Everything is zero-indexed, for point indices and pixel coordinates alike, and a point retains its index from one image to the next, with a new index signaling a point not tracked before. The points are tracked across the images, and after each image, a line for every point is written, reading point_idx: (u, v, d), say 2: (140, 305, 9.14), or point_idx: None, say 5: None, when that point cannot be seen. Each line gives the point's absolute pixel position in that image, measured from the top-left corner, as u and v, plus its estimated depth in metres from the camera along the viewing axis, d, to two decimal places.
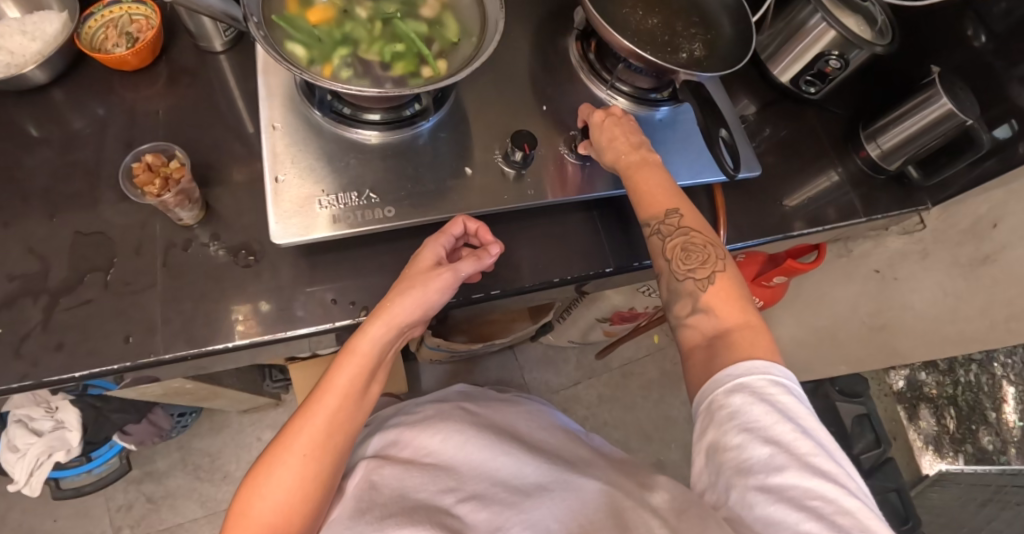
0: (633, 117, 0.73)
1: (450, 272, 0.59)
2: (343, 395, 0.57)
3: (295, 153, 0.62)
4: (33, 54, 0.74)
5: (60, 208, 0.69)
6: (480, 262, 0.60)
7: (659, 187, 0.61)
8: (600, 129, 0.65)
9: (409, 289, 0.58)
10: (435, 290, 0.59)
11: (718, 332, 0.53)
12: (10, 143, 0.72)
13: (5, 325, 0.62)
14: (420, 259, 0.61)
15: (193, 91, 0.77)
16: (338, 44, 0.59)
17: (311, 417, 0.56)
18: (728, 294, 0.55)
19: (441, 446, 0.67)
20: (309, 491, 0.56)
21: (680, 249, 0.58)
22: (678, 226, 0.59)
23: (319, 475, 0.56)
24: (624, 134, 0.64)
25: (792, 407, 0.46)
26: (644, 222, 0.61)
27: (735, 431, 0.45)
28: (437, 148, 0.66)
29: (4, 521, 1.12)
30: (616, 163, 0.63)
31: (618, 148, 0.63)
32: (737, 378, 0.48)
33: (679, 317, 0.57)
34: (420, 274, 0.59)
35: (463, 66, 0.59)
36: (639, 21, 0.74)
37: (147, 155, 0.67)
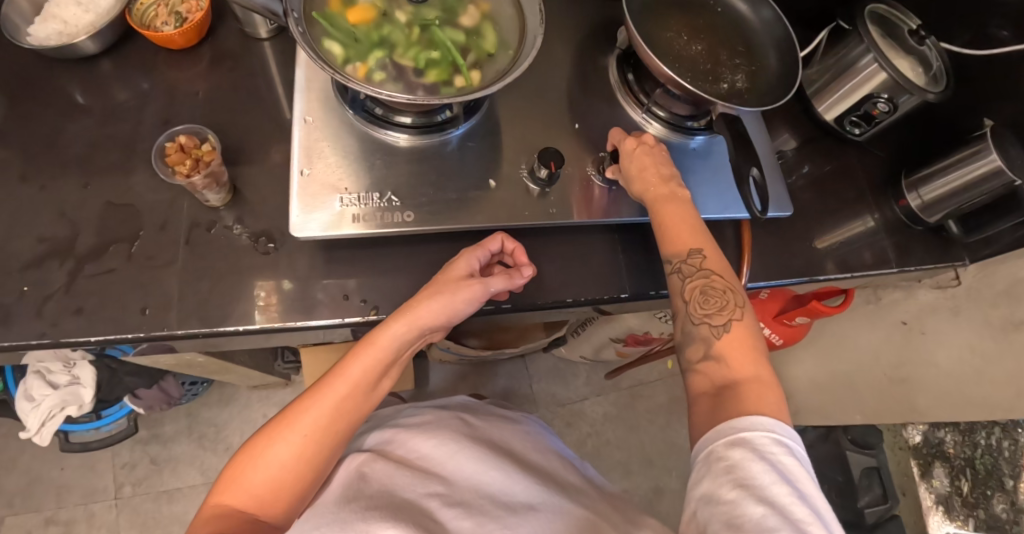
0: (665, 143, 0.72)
1: (479, 286, 0.60)
2: (353, 385, 0.58)
3: (324, 148, 0.63)
4: (85, 24, 0.77)
5: (95, 178, 0.72)
6: (511, 281, 0.61)
7: (687, 223, 0.60)
8: (632, 156, 0.64)
9: (436, 293, 0.59)
10: (462, 300, 0.60)
11: (727, 382, 0.52)
12: (58, 110, 0.76)
13: (37, 283, 0.67)
14: (452, 268, 0.62)
15: (235, 76, 0.78)
16: (374, 46, 0.59)
17: (319, 403, 0.57)
18: (743, 344, 0.54)
19: (435, 452, 0.66)
20: (300, 475, 0.56)
21: (700, 289, 0.57)
22: (700, 267, 0.58)
23: (314, 459, 0.56)
24: (657, 166, 0.63)
25: (792, 469, 0.45)
26: (668, 256, 0.59)
27: (735, 478, 0.44)
28: (465, 156, 0.66)
29: (15, 464, 1.16)
30: (645, 191, 0.62)
31: (648, 178, 0.62)
32: (743, 431, 0.47)
33: (691, 357, 0.55)
34: (447, 282, 0.60)
35: (496, 80, 0.58)
36: (682, 46, 0.72)
37: (181, 135, 0.67)
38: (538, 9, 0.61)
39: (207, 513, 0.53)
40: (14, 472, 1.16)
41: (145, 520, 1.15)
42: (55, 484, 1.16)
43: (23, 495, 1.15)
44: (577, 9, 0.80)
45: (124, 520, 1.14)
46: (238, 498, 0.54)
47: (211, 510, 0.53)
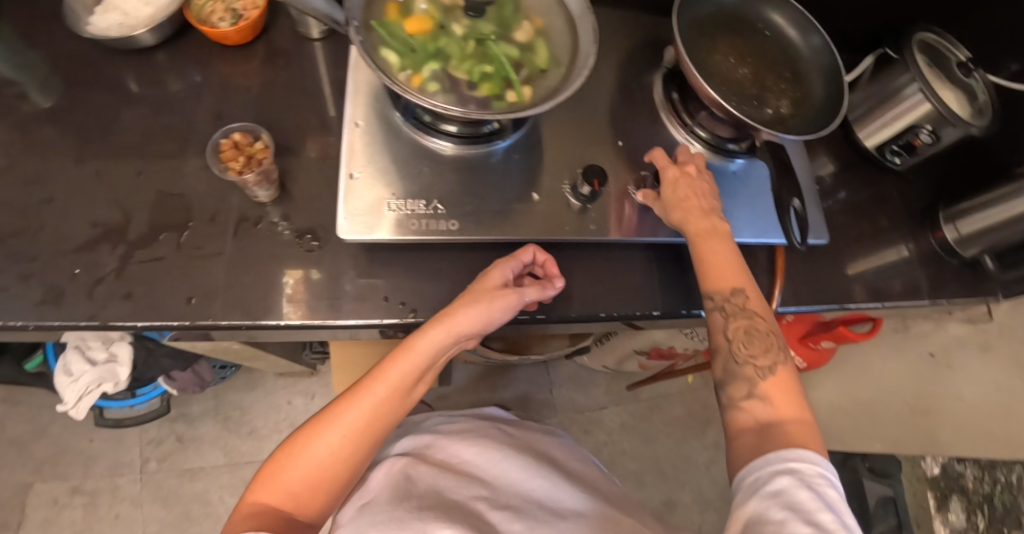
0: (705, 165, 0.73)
1: (515, 295, 0.62)
2: (392, 388, 0.59)
3: (376, 154, 0.65)
4: (144, 17, 0.79)
5: (148, 167, 0.75)
6: (544, 292, 0.63)
7: (726, 260, 0.61)
8: (677, 187, 0.64)
9: (474, 303, 0.61)
10: (498, 310, 0.61)
11: (772, 421, 0.52)
12: (116, 98, 0.79)
13: (88, 266, 0.70)
14: (487, 278, 0.63)
15: (286, 74, 0.80)
16: (430, 57, 0.60)
17: (358, 404, 0.58)
18: (786, 386, 0.54)
19: (478, 458, 0.68)
20: (336, 474, 0.57)
21: (744, 330, 0.57)
22: (742, 307, 0.58)
23: (349, 459, 0.58)
24: (698, 196, 0.64)
25: (836, 501, 0.46)
26: (709, 292, 0.60)
27: (783, 501, 0.45)
28: (509, 168, 0.68)
29: (46, 432, 1.19)
30: (687, 224, 0.62)
31: (689, 209, 0.63)
32: (791, 459, 0.48)
33: (733, 395, 0.56)
34: (484, 291, 0.62)
35: (546, 98, 0.60)
36: (730, 68, 0.74)
37: (236, 133, 0.70)
38: (591, 28, 0.62)
39: (243, 511, 0.54)
40: (44, 440, 1.19)
41: (168, 496, 1.17)
42: (83, 454, 1.18)
43: (52, 462, 1.17)
44: (624, 26, 0.81)
45: (148, 494, 1.17)
46: (274, 497, 0.55)
47: (247, 507, 0.54)
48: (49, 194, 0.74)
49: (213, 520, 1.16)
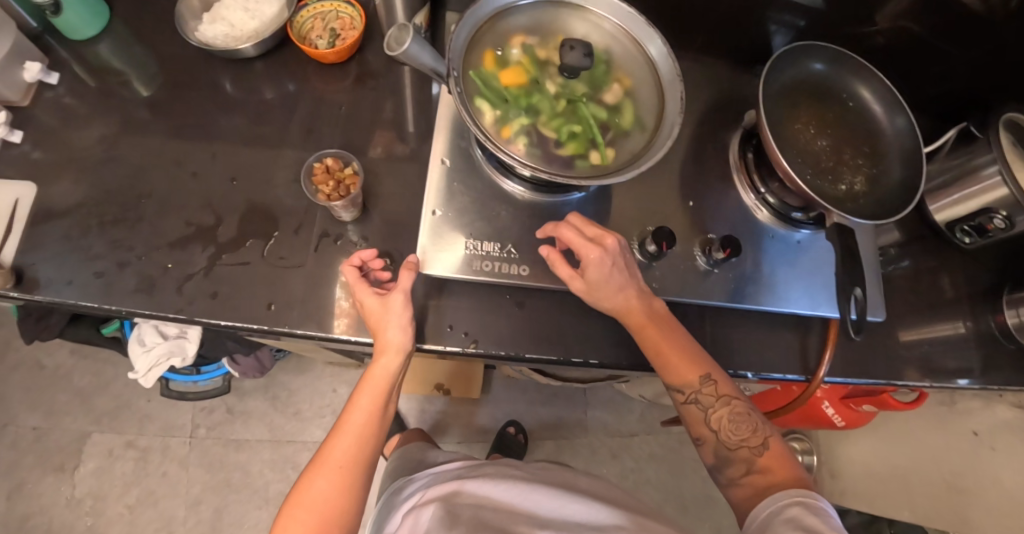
0: (768, 233, 0.79)
1: (398, 293, 0.65)
2: (369, 412, 0.65)
3: (461, 193, 0.71)
4: (249, 30, 0.83)
5: (241, 174, 0.80)
6: (412, 272, 0.65)
7: (680, 348, 0.67)
8: (603, 277, 0.65)
9: (381, 323, 0.65)
10: (396, 313, 0.65)
11: (770, 486, 0.62)
12: (216, 103, 0.84)
13: (179, 263, 0.75)
14: (366, 300, 0.66)
15: (375, 96, 0.84)
16: (521, 112, 0.64)
17: (339, 438, 0.64)
18: (780, 457, 0.64)
19: (508, 494, 0.75)
20: (344, 501, 0.62)
21: (726, 417, 0.66)
22: (712, 391, 0.66)
23: (352, 485, 0.63)
24: (626, 282, 0.66)
25: (839, 525, 0.57)
26: (680, 388, 0.67)
27: (796, 523, 0.56)
28: (578, 222, 0.73)
29: (108, 388, 1.25)
30: (628, 318, 0.67)
31: (620, 298, 0.67)
32: (798, 494, 0.59)
33: (732, 474, 0.65)
34: (374, 312, 0.65)
35: (629, 164, 0.63)
36: (808, 140, 0.76)
37: (326, 158, 0.76)
38: (679, 97, 0.64)
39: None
40: (106, 395, 1.24)
41: (213, 461, 1.22)
42: (140, 411, 1.24)
43: (111, 415, 1.23)
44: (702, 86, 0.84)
45: (195, 457, 1.22)
46: None
47: None
48: (148, 189, 0.80)
49: (253, 491, 1.21)
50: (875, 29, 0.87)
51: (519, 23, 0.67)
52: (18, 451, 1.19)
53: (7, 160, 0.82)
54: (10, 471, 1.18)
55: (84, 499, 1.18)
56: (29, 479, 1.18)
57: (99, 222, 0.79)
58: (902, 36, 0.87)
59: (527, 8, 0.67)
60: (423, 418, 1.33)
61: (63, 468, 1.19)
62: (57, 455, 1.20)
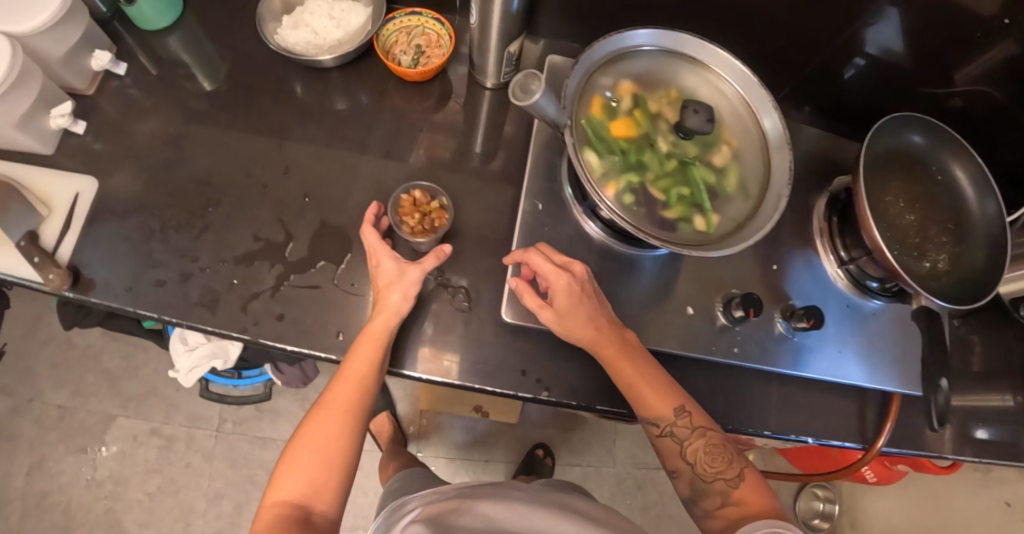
0: (845, 303, 0.79)
1: (416, 269, 0.67)
2: (369, 363, 0.65)
3: (551, 239, 0.70)
4: (332, 40, 0.79)
5: (313, 189, 0.76)
6: (439, 256, 0.68)
7: (644, 380, 0.65)
8: (573, 306, 0.64)
9: (393, 290, 0.66)
10: (410, 283, 0.67)
11: (740, 519, 0.60)
12: (291, 111, 0.81)
13: (245, 279, 0.72)
14: (382, 267, 0.68)
15: (456, 120, 0.82)
16: (630, 168, 0.62)
17: (342, 386, 0.64)
18: (755, 488, 0.62)
19: (506, 515, 0.62)
20: (341, 450, 0.62)
21: (702, 449, 0.64)
22: (688, 421, 0.64)
23: (349, 436, 0.63)
24: (594, 313, 0.65)
25: None
26: (653, 421, 0.65)
27: None
28: (661, 277, 0.74)
29: (136, 373, 1.22)
30: (600, 351, 0.65)
31: (591, 331, 0.65)
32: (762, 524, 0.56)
33: (707, 506, 0.63)
34: (388, 279, 0.67)
35: (734, 233, 0.62)
36: (896, 214, 0.76)
37: (414, 189, 0.74)
38: (786, 166, 0.63)
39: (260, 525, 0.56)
40: (134, 380, 1.22)
41: (238, 457, 1.20)
42: (168, 400, 1.21)
43: (137, 401, 1.21)
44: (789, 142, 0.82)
45: (220, 452, 1.19)
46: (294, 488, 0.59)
47: (271, 504, 0.58)
48: (214, 196, 0.76)
49: None
50: (952, 91, 0.85)
51: (635, 74, 0.65)
52: (42, 428, 1.18)
53: (69, 151, 0.80)
54: (32, 447, 1.17)
55: (104, 482, 1.17)
56: (50, 457, 1.17)
57: (162, 227, 0.75)
58: (981, 99, 0.84)
59: (640, 59, 0.66)
60: (452, 432, 1.31)
61: (85, 449, 1.18)
62: (81, 436, 1.18)
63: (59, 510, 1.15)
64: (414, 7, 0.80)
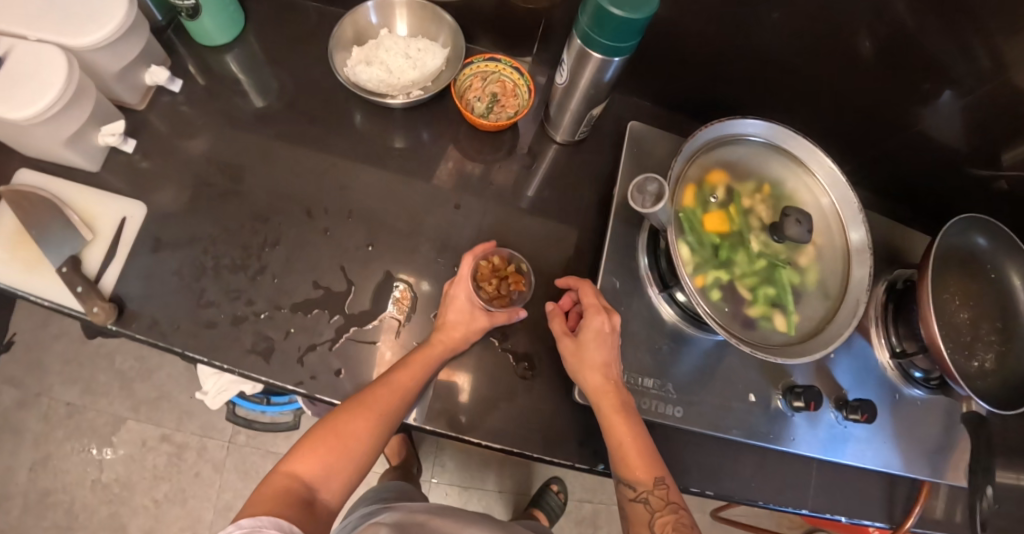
0: (890, 390, 0.78)
1: (485, 319, 0.69)
2: (417, 374, 0.65)
3: (625, 319, 0.69)
4: (405, 80, 0.76)
5: (377, 239, 0.74)
6: (512, 319, 0.70)
7: (635, 441, 0.62)
8: (597, 346, 0.65)
9: (456, 329, 0.68)
10: (476, 329, 0.69)
11: None
12: (355, 149, 0.79)
13: (302, 329, 0.70)
14: (454, 300, 0.69)
15: (525, 174, 0.80)
16: (719, 264, 0.62)
17: (386, 390, 0.63)
18: None
19: None
20: (362, 448, 0.61)
21: (671, 525, 0.59)
22: (663, 493, 0.61)
23: (373, 436, 0.62)
24: (609, 364, 0.65)
25: None
26: (630, 482, 0.61)
27: None
28: (723, 360, 0.72)
29: (151, 376, 1.20)
30: (601, 402, 0.63)
31: (598, 381, 0.64)
32: None
33: None
34: (455, 318, 0.68)
35: (815, 337, 0.63)
36: (952, 310, 0.76)
37: (494, 255, 0.74)
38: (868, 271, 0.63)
39: (265, 490, 0.55)
40: (148, 383, 1.19)
41: (249, 470, 1.18)
42: (180, 406, 1.19)
43: (150, 405, 1.18)
44: None
45: (231, 463, 1.18)
46: (308, 467, 0.58)
47: (281, 474, 0.57)
48: (272, 235, 0.73)
49: None
50: (1000, 174, 0.80)
51: (731, 166, 0.65)
52: (50, 425, 1.16)
53: (114, 169, 0.77)
54: (38, 443, 1.15)
55: (109, 485, 1.15)
56: (55, 453, 1.15)
57: (214, 263, 0.72)
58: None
59: (738, 152, 0.66)
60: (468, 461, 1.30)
61: (93, 449, 1.16)
62: (89, 435, 1.16)
63: (61, 509, 1.13)
64: (492, 53, 0.76)
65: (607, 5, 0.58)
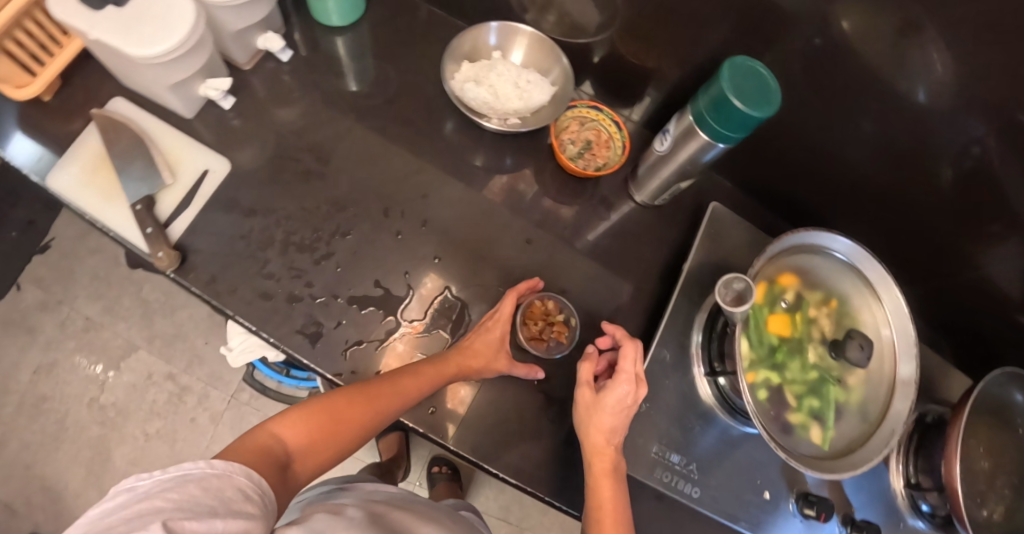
0: (895, 519, 0.77)
1: (507, 362, 0.69)
2: (420, 383, 0.65)
3: (667, 392, 0.70)
4: (510, 108, 0.78)
5: (443, 252, 0.76)
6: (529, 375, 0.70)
7: (613, 506, 0.60)
8: (613, 411, 0.62)
9: (475, 357, 0.68)
10: (494, 368, 0.69)
11: None
12: (441, 159, 0.80)
13: (354, 322, 0.71)
14: (487, 331, 0.70)
15: (597, 224, 0.81)
16: (773, 365, 0.64)
17: (388, 390, 0.62)
18: None
19: None
20: (348, 433, 0.58)
21: None
22: None
23: (362, 427, 0.59)
24: (617, 430, 0.63)
25: None
26: None
27: None
28: (749, 452, 0.71)
29: (173, 313, 1.21)
30: (594, 462, 0.62)
31: (597, 441, 0.62)
32: None
33: None
34: (481, 346, 0.69)
35: (847, 458, 0.63)
36: (975, 457, 0.76)
37: (548, 300, 0.76)
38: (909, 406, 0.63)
39: (248, 441, 0.49)
40: (168, 318, 1.21)
41: (243, 428, 1.18)
42: (194, 350, 1.20)
43: (165, 340, 1.20)
44: None
45: (229, 417, 1.19)
46: (296, 434, 0.54)
47: (266, 430, 0.52)
48: (345, 224, 0.75)
49: None
50: None
51: (806, 274, 0.68)
52: (65, 334, 1.17)
53: (208, 120, 0.78)
54: (48, 349, 1.16)
55: (106, 408, 1.16)
56: (63, 364, 1.16)
57: (282, 236, 0.74)
58: None
59: (818, 265, 0.69)
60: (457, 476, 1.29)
61: (99, 369, 1.17)
62: (100, 355, 1.17)
63: (53, 418, 1.14)
64: (597, 104, 0.81)
65: (731, 95, 0.59)
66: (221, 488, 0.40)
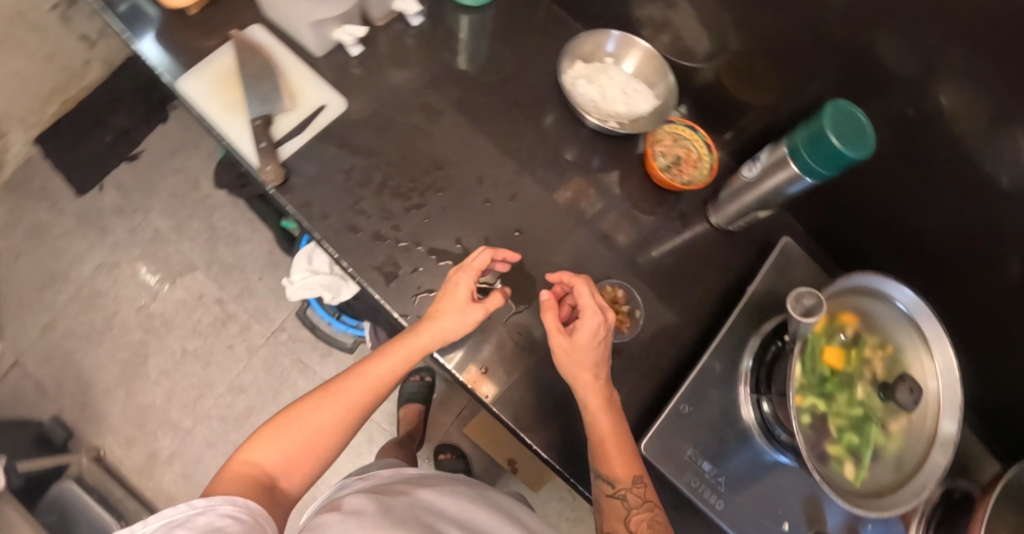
0: None
1: (480, 311, 0.65)
2: (394, 371, 0.62)
3: (710, 403, 0.72)
4: (612, 110, 0.85)
5: (523, 227, 0.80)
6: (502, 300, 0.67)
7: (614, 437, 0.63)
8: (589, 342, 0.64)
9: (443, 321, 0.64)
10: (464, 322, 0.64)
11: None
12: (537, 144, 0.85)
13: (429, 271, 0.75)
14: (453, 294, 0.65)
15: (669, 236, 0.84)
16: (822, 394, 0.66)
17: (358, 383, 0.60)
18: None
19: (450, 507, 0.56)
20: (330, 441, 0.58)
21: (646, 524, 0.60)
22: (641, 496, 0.62)
23: (339, 433, 0.59)
24: (597, 359, 0.65)
25: None
26: (608, 478, 0.62)
27: None
28: (778, 481, 0.72)
29: (236, 244, 1.26)
30: (584, 394, 0.65)
31: (583, 372, 0.64)
32: None
33: None
34: (447, 310, 0.64)
35: (878, 498, 0.65)
36: None
37: (618, 289, 0.79)
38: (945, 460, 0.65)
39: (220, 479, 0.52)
40: (231, 248, 1.26)
41: (275, 366, 1.22)
42: (246, 282, 1.25)
43: (221, 267, 1.25)
44: None
45: (263, 352, 1.23)
46: (265, 458, 0.55)
47: (236, 464, 0.54)
48: (439, 181, 0.80)
49: None
50: None
51: (866, 318, 0.71)
52: (132, 239, 1.24)
53: (334, 62, 0.84)
54: (114, 250, 1.23)
55: (152, 316, 1.21)
56: (124, 266, 1.22)
57: (380, 179, 0.78)
58: None
59: (880, 311, 0.71)
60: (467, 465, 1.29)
61: (155, 279, 1.22)
62: (159, 266, 1.23)
63: (102, 314, 1.20)
64: (693, 125, 0.86)
65: (829, 132, 0.63)
66: (209, 522, 0.45)
